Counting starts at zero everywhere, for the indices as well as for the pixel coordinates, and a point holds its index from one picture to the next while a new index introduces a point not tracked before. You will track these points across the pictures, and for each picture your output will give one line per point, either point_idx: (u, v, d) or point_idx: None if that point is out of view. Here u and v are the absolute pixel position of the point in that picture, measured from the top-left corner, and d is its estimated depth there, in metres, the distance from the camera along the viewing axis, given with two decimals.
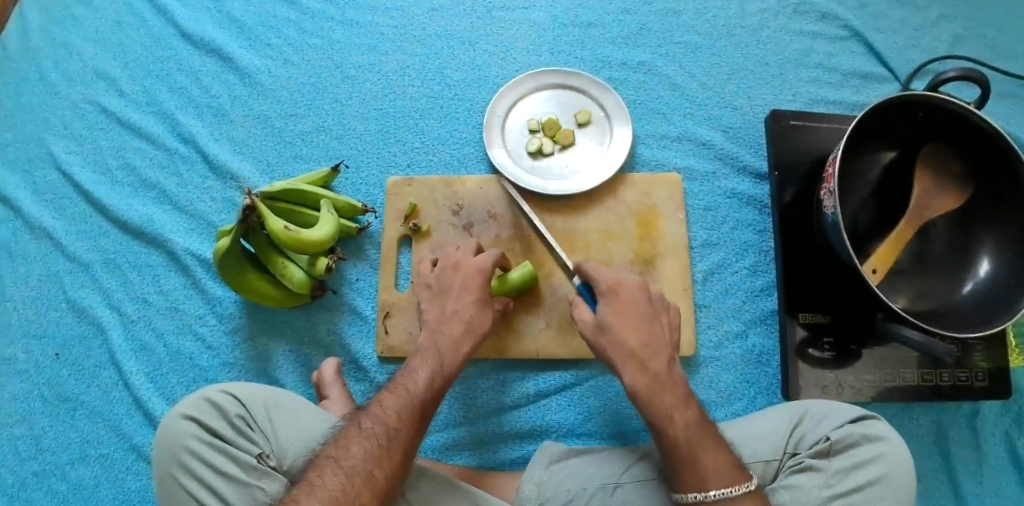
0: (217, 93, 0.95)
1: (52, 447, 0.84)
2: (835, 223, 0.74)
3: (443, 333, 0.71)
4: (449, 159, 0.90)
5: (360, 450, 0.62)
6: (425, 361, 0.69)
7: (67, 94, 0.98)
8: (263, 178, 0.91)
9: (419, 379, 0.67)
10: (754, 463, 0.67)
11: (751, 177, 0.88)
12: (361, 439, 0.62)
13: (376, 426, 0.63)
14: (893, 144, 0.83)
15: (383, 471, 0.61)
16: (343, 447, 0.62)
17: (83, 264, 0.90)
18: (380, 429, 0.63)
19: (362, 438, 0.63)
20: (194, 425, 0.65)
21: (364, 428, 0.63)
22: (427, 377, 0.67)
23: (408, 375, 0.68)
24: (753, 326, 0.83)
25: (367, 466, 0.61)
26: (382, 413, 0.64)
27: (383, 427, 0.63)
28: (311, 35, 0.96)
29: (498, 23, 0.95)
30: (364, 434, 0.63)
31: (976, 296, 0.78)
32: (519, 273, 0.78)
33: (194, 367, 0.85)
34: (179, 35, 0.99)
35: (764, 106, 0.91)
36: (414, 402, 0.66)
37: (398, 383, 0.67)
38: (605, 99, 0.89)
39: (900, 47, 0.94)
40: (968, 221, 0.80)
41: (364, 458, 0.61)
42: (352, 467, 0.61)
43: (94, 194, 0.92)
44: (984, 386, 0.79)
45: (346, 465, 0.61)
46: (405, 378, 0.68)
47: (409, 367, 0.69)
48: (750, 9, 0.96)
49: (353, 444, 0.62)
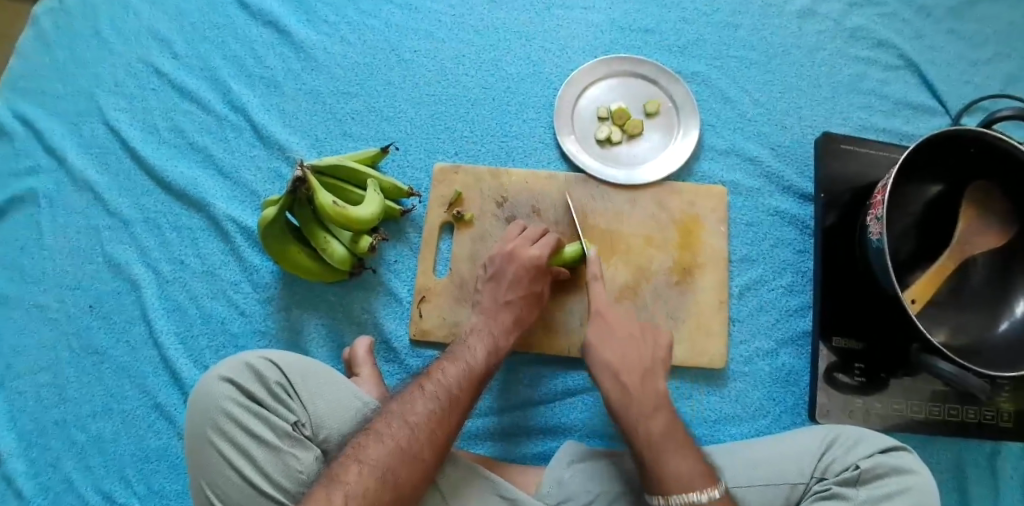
0: (271, 64, 0.96)
1: (76, 397, 0.85)
2: (879, 251, 0.74)
3: (492, 323, 0.74)
4: (497, 151, 0.90)
5: (424, 408, 0.63)
6: (481, 338, 0.72)
7: (120, 51, 0.98)
8: (310, 151, 0.92)
9: (477, 354, 0.70)
10: (781, 484, 0.68)
11: (796, 197, 0.88)
12: (425, 399, 0.64)
13: (440, 390, 0.65)
14: (940, 178, 0.83)
15: (444, 432, 0.63)
16: (408, 404, 0.64)
17: (122, 220, 0.91)
18: (442, 393, 0.65)
19: (425, 397, 0.64)
20: (232, 388, 0.65)
21: (427, 389, 0.65)
22: (485, 354, 0.70)
23: (467, 349, 0.71)
24: (785, 346, 0.83)
25: (430, 425, 0.62)
26: (444, 379, 0.67)
27: (445, 391, 0.65)
28: (368, 16, 0.97)
29: (556, 20, 0.95)
30: (428, 395, 0.65)
31: (1010, 334, 0.77)
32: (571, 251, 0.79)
33: (225, 332, 0.86)
34: (238, 4, 0.99)
35: (814, 128, 0.91)
36: (473, 373, 0.68)
37: (457, 355, 0.70)
38: (674, 91, 0.91)
39: (953, 82, 0.94)
40: (1010, 260, 0.80)
41: (428, 416, 0.63)
42: (417, 423, 0.62)
43: (141, 152, 0.93)
44: (1009, 427, 0.79)
45: (411, 420, 0.62)
46: (463, 352, 0.71)
47: (465, 342, 0.72)
48: (807, 30, 0.96)
49: (417, 402, 0.64)
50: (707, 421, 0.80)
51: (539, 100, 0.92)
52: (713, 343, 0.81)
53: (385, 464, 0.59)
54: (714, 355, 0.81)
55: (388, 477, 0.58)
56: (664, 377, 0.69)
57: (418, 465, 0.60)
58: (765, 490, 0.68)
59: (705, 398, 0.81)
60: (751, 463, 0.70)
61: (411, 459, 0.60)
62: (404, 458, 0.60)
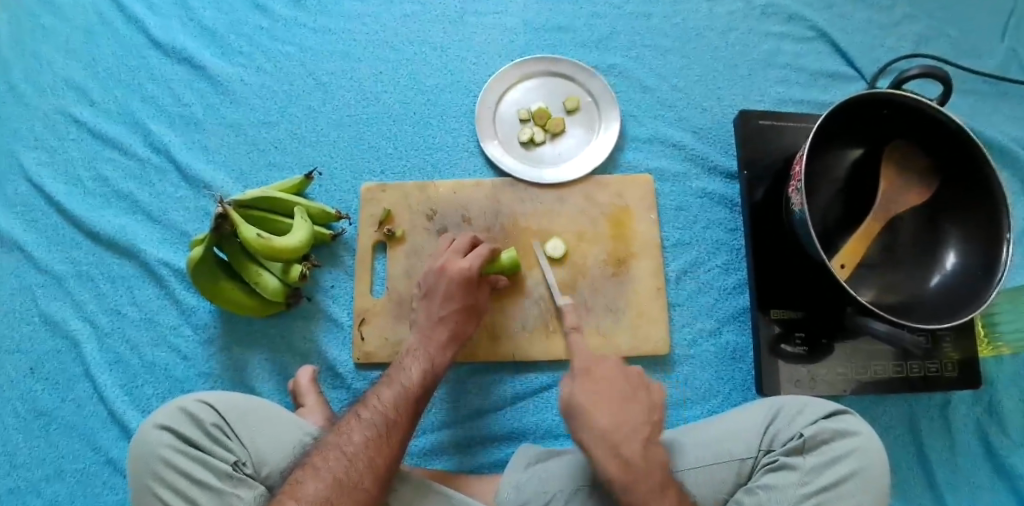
0: (189, 102, 0.95)
1: (26, 462, 0.83)
2: (803, 222, 0.75)
3: (431, 338, 0.73)
4: (423, 164, 0.90)
5: (361, 437, 0.62)
6: (417, 359, 0.72)
7: (36, 104, 0.97)
8: (236, 186, 0.91)
9: (414, 374, 0.70)
10: (731, 461, 0.68)
11: (722, 177, 0.89)
12: (362, 427, 0.63)
13: (376, 416, 0.64)
14: (859, 142, 0.84)
15: (383, 458, 0.62)
16: (344, 435, 0.63)
17: (54, 276, 0.90)
18: (379, 419, 0.64)
19: (362, 426, 0.63)
20: (168, 435, 0.64)
21: (364, 417, 0.64)
22: (420, 373, 0.70)
23: (403, 371, 0.70)
24: (727, 324, 0.84)
25: (368, 452, 0.61)
26: (380, 404, 0.66)
27: (382, 416, 0.65)
28: (283, 43, 0.96)
29: (470, 28, 0.96)
30: (365, 422, 0.64)
31: (941, 287, 0.79)
32: (508, 258, 0.79)
33: (170, 378, 0.85)
34: (150, 45, 0.98)
35: (734, 107, 0.93)
36: (410, 394, 0.68)
37: (393, 378, 0.69)
38: (591, 86, 0.91)
39: (865, 48, 0.96)
40: (936, 215, 0.82)
41: (366, 444, 0.62)
42: (355, 453, 0.61)
43: (66, 205, 0.92)
44: (953, 376, 0.81)
45: (348, 451, 0.61)
46: (400, 374, 0.70)
47: (402, 365, 0.71)
48: (718, 12, 0.97)
49: (354, 432, 0.63)
50: None
51: (460, 109, 0.92)
52: (654, 330, 0.82)
53: (325, 499, 0.58)
54: (658, 342, 0.81)
55: None
56: (643, 396, 0.67)
57: (360, 495, 0.59)
58: (715, 468, 0.68)
59: None
60: (700, 445, 0.70)
61: (351, 489, 0.59)
62: (344, 489, 0.59)
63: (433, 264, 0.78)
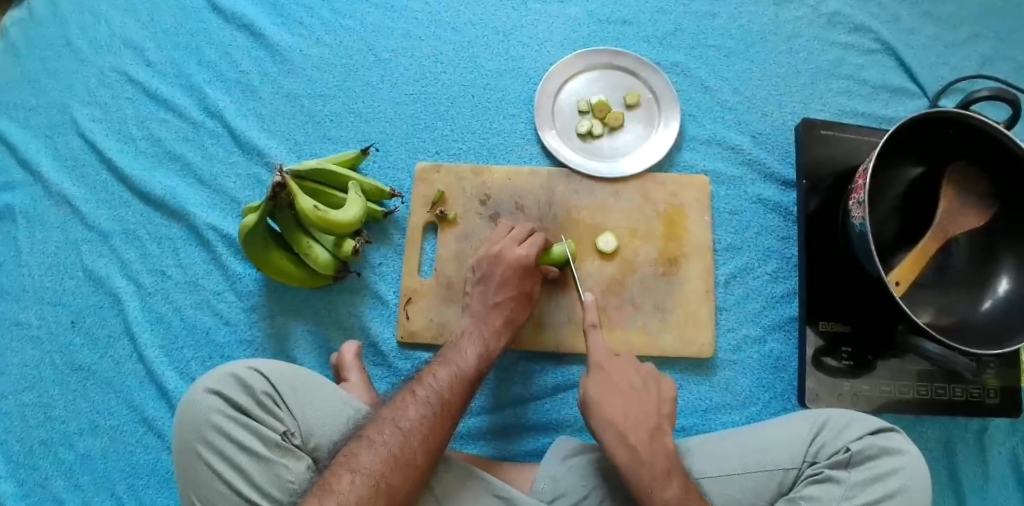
0: (246, 69, 0.95)
1: (62, 414, 0.84)
2: (862, 234, 0.74)
3: (482, 323, 0.74)
4: (478, 148, 0.89)
5: (417, 414, 0.63)
6: (471, 341, 0.72)
7: (93, 60, 0.97)
8: (290, 156, 0.91)
9: (468, 357, 0.70)
10: (774, 471, 0.68)
11: (778, 184, 0.89)
12: (417, 404, 0.63)
13: (431, 395, 0.65)
14: (922, 160, 0.83)
15: (437, 438, 0.62)
16: (401, 410, 0.63)
17: (101, 233, 0.90)
18: (435, 398, 0.64)
19: (417, 403, 0.64)
20: (219, 400, 0.64)
21: (419, 395, 0.64)
22: (475, 356, 0.70)
23: (458, 352, 0.70)
24: (773, 332, 0.83)
25: (423, 430, 0.62)
26: (435, 384, 0.66)
27: (437, 396, 0.65)
28: (344, 16, 0.96)
29: (533, 14, 0.95)
30: (420, 400, 0.64)
31: (993, 313, 0.78)
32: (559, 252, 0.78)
33: (211, 342, 0.85)
34: (210, 9, 0.98)
35: (794, 115, 0.92)
36: (464, 377, 0.68)
37: (448, 359, 0.70)
38: (653, 81, 0.91)
39: (931, 64, 0.94)
40: (994, 241, 0.81)
41: (421, 422, 0.62)
42: (410, 429, 0.61)
43: (117, 163, 0.92)
44: (995, 404, 0.80)
45: (403, 426, 0.61)
46: (453, 355, 0.70)
47: (456, 346, 0.72)
48: (784, 17, 0.96)
49: (409, 408, 0.63)
50: (698, 411, 0.80)
51: (518, 96, 0.92)
52: (700, 333, 0.82)
53: (379, 472, 0.58)
54: (703, 344, 0.81)
55: (382, 486, 0.57)
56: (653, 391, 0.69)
57: (412, 472, 0.59)
58: (756, 477, 0.68)
59: (695, 388, 0.81)
60: (743, 451, 0.69)
61: (403, 465, 0.59)
62: (398, 465, 0.59)
63: (488, 249, 0.78)
